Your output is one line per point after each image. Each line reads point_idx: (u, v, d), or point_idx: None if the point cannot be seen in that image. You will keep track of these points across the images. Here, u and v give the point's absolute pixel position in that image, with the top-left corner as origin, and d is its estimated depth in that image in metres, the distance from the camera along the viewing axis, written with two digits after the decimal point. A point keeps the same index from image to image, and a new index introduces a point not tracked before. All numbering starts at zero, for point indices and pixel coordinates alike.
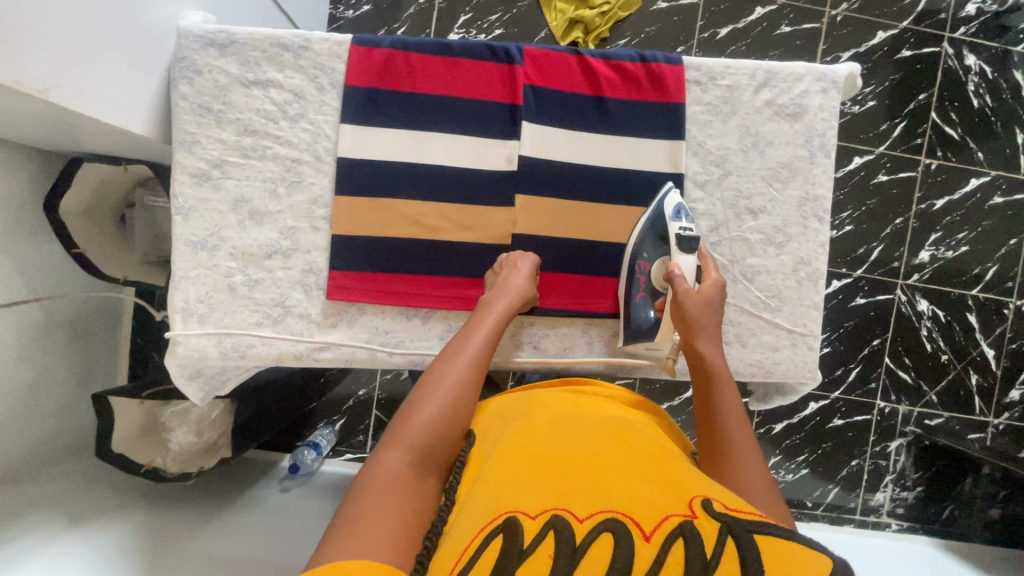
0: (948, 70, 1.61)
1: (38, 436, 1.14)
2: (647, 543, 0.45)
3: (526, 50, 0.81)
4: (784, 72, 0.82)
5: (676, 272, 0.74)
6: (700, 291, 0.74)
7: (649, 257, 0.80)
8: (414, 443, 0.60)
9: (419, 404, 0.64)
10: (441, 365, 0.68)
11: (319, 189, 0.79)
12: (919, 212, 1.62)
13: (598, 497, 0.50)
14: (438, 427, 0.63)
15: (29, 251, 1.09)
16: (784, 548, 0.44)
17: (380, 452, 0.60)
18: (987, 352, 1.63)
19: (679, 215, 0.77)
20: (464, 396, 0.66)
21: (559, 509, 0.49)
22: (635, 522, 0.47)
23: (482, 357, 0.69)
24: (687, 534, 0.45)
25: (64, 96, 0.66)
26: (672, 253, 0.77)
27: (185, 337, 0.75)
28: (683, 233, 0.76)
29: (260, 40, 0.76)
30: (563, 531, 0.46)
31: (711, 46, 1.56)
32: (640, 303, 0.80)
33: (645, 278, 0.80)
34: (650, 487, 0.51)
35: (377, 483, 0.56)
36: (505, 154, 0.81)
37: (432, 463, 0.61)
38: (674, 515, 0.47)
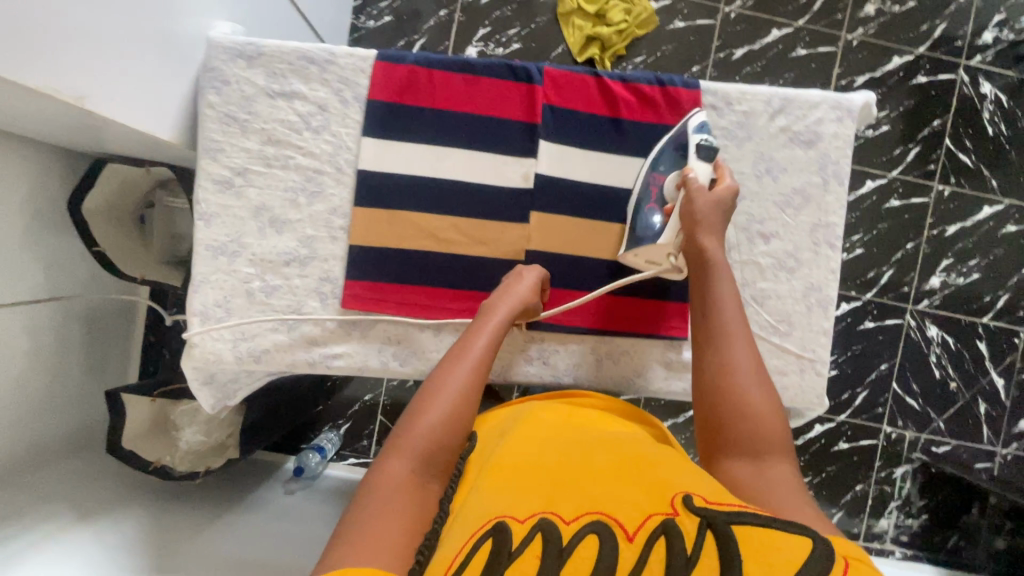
0: (964, 98, 1.61)
1: (49, 430, 1.16)
2: (629, 545, 0.48)
3: (546, 71, 0.83)
4: (800, 100, 0.83)
5: (692, 173, 0.73)
6: (713, 193, 0.73)
7: (666, 168, 0.80)
8: (416, 451, 0.61)
9: (421, 412, 0.64)
10: (444, 369, 0.68)
11: (338, 200, 0.80)
12: (931, 237, 1.62)
13: (583, 501, 0.54)
14: (441, 434, 0.63)
15: (52, 249, 1.11)
16: (763, 537, 0.46)
17: (382, 459, 0.60)
18: (996, 381, 1.62)
19: (701, 126, 0.77)
20: (466, 402, 0.66)
21: (547, 514, 0.52)
22: (618, 526, 0.50)
23: (485, 360, 0.70)
24: (668, 531, 0.48)
25: (98, 104, 0.68)
26: (690, 161, 0.76)
27: (202, 340, 0.77)
28: (703, 142, 0.76)
29: (287, 53, 0.78)
30: (550, 533, 0.49)
31: (726, 67, 1.58)
32: (647, 213, 0.80)
33: (659, 185, 0.80)
34: (634, 491, 0.54)
35: (378, 492, 0.57)
36: (522, 172, 0.82)
37: (435, 471, 0.62)
38: (655, 515, 0.51)
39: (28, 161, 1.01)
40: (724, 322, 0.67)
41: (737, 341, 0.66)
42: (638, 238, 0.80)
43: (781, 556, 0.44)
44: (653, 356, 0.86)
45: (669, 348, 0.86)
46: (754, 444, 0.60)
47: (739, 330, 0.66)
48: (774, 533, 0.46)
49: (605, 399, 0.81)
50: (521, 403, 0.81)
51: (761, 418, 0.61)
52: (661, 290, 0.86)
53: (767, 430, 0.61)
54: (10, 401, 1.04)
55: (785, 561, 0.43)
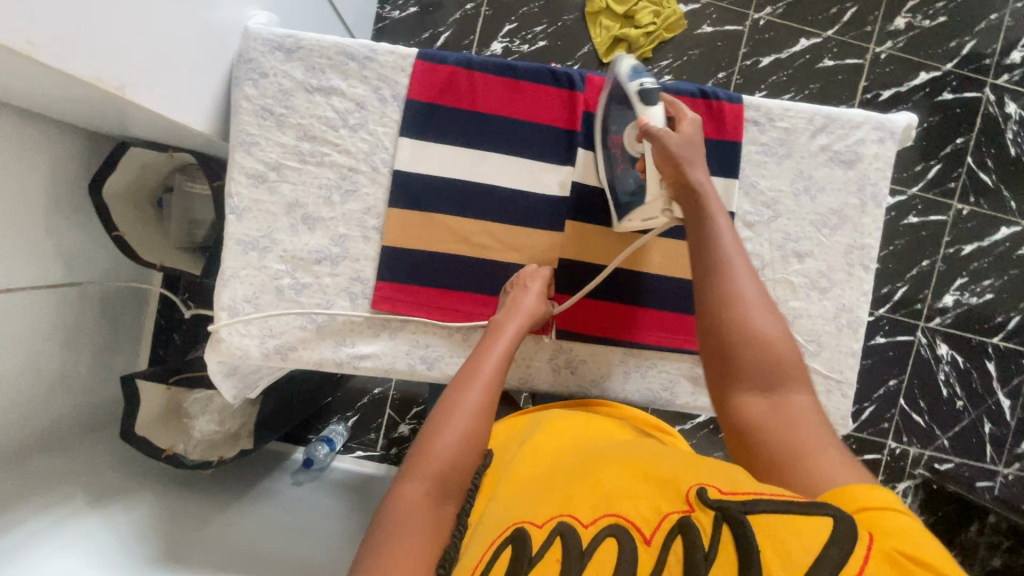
0: (988, 117, 1.60)
1: (61, 412, 1.16)
2: (648, 547, 0.47)
3: (587, 78, 0.82)
4: (842, 119, 0.82)
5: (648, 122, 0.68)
6: (680, 133, 0.69)
7: (620, 128, 0.75)
8: (432, 472, 0.59)
9: (436, 431, 0.62)
10: (457, 388, 0.65)
11: (372, 199, 0.79)
12: (946, 256, 1.61)
13: (600, 501, 0.53)
14: (457, 454, 0.61)
15: (70, 231, 1.10)
16: (783, 525, 0.43)
17: (398, 484, 0.58)
18: (1002, 402, 1.63)
19: (635, 71, 0.71)
20: (482, 418, 0.64)
21: (564, 517, 0.52)
22: (635, 527, 0.49)
23: (497, 374, 0.67)
24: (686, 531, 0.46)
25: (137, 94, 0.67)
26: (639, 110, 0.70)
27: (229, 335, 0.76)
28: (643, 87, 0.69)
29: (327, 48, 0.77)
30: (570, 538, 0.49)
31: (752, 74, 1.56)
32: (623, 173, 0.76)
33: (620, 147, 0.76)
34: (648, 489, 0.53)
35: (396, 519, 0.55)
36: (559, 179, 0.81)
37: (451, 491, 0.60)
38: (673, 514, 0.49)
39: (50, 142, 1.00)
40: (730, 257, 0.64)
41: (745, 275, 0.63)
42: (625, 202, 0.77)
43: (801, 546, 0.42)
44: (679, 371, 0.86)
45: (696, 363, 0.86)
46: (765, 377, 0.59)
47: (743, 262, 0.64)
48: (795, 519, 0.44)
49: (631, 411, 0.80)
50: (542, 411, 0.80)
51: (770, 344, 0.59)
52: (691, 304, 0.85)
53: (779, 361, 0.59)
54: (23, 383, 1.04)
55: (803, 549, 0.42)
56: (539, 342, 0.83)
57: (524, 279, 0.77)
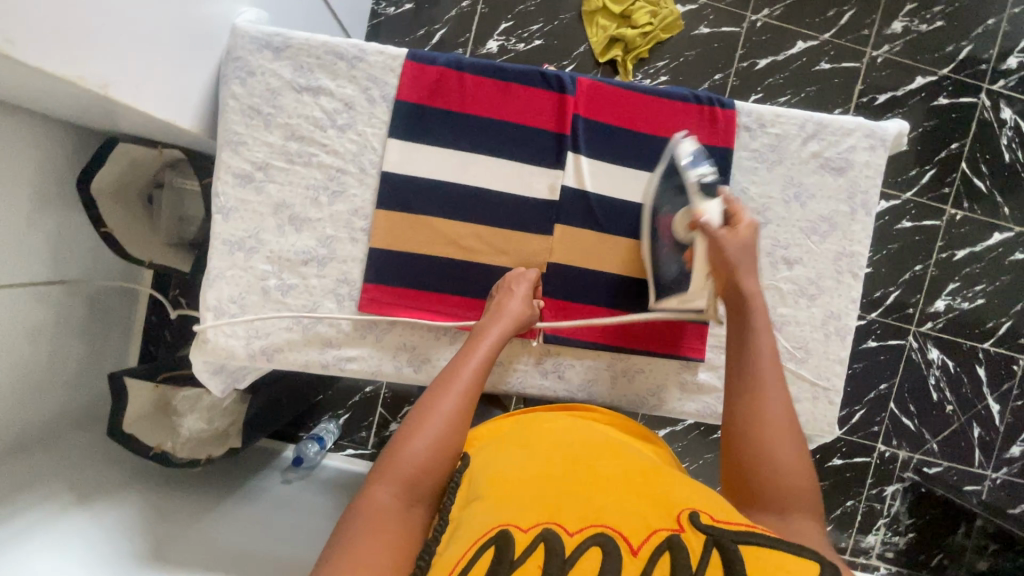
0: (983, 122, 1.60)
1: (48, 409, 1.15)
2: (634, 557, 0.48)
3: (579, 80, 0.81)
4: (834, 126, 0.82)
5: (704, 219, 0.70)
6: (734, 234, 0.71)
7: (671, 209, 0.77)
8: (401, 476, 0.60)
9: (410, 435, 0.63)
10: (432, 394, 0.66)
11: (361, 201, 0.79)
12: (939, 261, 1.62)
13: (586, 512, 0.53)
14: (428, 460, 0.61)
15: (58, 226, 1.09)
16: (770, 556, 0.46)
17: (368, 483, 0.60)
18: (992, 407, 1.63)
19: (693, 163, 0.74)
20: (457, 425, 0.64)
21: (550, 524, 0.52)
22: (622, 538, 0.50)
23: (476, 382, 0.68)
24: (674, 547, 0.48)
25: (121, 92, 0.66)
26: (695, 203, 0.73)
27: (215, 335, 0.76)
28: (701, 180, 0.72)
29: (316, 47, 0.76)
30: (553, 544, 0.49)
31: (748, 76, 1.56)
32: (667, 257, 0.79)
33: (669, 229, 0.77)
34: (638, 504, 0.54)
35: (362, 517, 0.57)
36: (548, 183, 0.81)
37: (420, 495, 0.61)
38: (661, 531, 0.51)
39: (38, 136, 0.99)
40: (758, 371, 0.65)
41: (772, 392, 0.64)
42: (668, 285, 0.80)
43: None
44: (667, 377, 0.85)
45: (684, 369, 0.86)
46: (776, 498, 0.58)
47: (771, 376, 0.65)
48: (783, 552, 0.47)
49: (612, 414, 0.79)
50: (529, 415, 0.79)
51: (788, 468, 0.59)
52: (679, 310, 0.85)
53: (796, 485, 0.59)
54: (10, 379, 1.03)
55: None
56: (525, 346, 0.83)
57: (509, 283, 0.77)
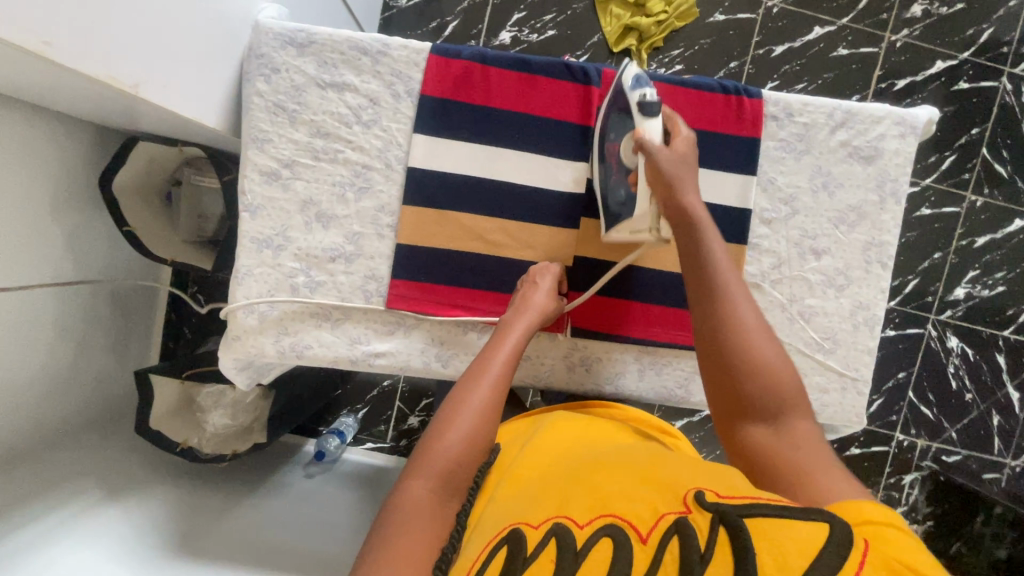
0: (1004, 107, 1.57)
1: (76, 406, 1.17)
2: (644, 546, 0.46)
3: (604, 72, 0.80)
4: (863, 114, 0.81)
5: (645, 136, 0.66)
6: (672, 149, 0.68)
7: (618, 135, 0.73)
8: (438, 469, 0.59)
9: (444, 427, 0.62)
10: (464, 387, 0.65)
11: (387, 197, 0.78)
12: (959, 248, 1.60)
13: (594, 503, 0.53)
14: (463, 454, 0.61)
15: (81, 226, 1.10)
16: (776, 529, 0.44)
17: (403, 479, 0.59)
18: (1012, 394, 1.62)
19: (638, 82, 0.69)
20: (489, 416, 0.64)
21: (560, 518, 0.52)
22: (632, 527, 0.48)
23: (506, 372, 0.67)
24: (682, 532, 0.46)
25: (151, 92, 0.67)
26: (636, 122, 0.69)
27: (245, 334, 0.76)
28: (645, 98, 0.68)
29: (340, 43, 0.76)
30: (564, 539, 0.48)
31: (764, 64, 1.54)
32: (616, 184, 0.75)
33: (616, 155, 0.74)
34: (649, 491, 0.53)
35: (401, 514, 0.56)
36: (574, 176, 0.80)
37: (456, 488, 0.60)
38: (669, 515, 0.49)
39: (59, 136, 0.99)
40: (725, 281, 0.64)
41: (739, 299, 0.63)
42: (617, 211, 0.75)
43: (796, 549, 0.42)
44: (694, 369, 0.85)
45: None
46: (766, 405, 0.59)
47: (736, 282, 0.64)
48: (790, 522, 0.44)
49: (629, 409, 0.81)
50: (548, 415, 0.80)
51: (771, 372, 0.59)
52: None
53: (781, 387, 0.60)
54: (38, 378, 1.04)
55: (800, 555, 0.41)
56: (553, 340, 0.83)
57: (534, 276, 0.77)
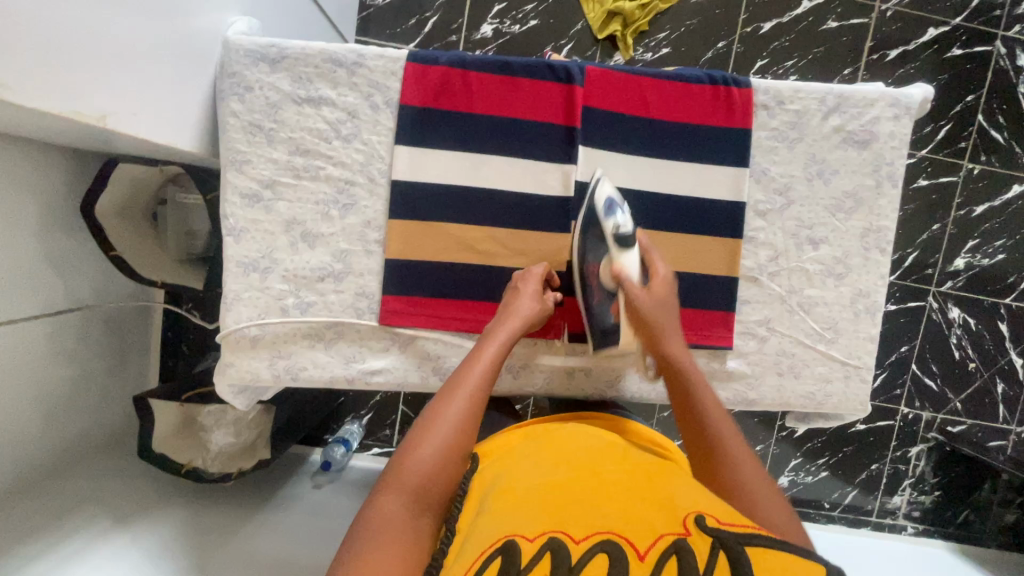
0: (998, 71, 1.54)
1: (79, 434, 1.16)
2: (641, 563, 0.46)
3: (586, 70, 0.78)
4: (856, 97, 0.78)
5: (623, 273, 0.70)
6: (650, 288, 0.72)
7: (595, 258, 0.75)
8: (409, 484, 0.59)
9: (416, 443, 0.63)
10: (439, 401, 0.66)
11: (372, 212, 0.77)
12: (958, 218, 1.58)
13: (591, 519, 0.52)
14: (435, 467, 0.62)
15: (68, 255, 1.08)
16: (776, 561, 0.45)
17: (376, 494, 0.59)
18: (1015, 362, 1.62)
19: (611, 210, 0.71)
20: (463, 432, 0.65)
21: (555, 532, 0.50)
22: (629, 543, 0.48)
23: (481, 388, 0.68)
24: (681, 553, 0.46)
25: (121, 122, 0.65)
26: (613, 253, 0.72)
27: (239, 360, 0.76)
28: (618, 231, 0.71)
29: (313, 56, 0.73)
30: (560, 551, 0.47)
31: (752, 42, 1.50)
32: (599, 306, 0.77)
33: (596, 280, 0.76)
34: (647, 510, 0.53)
35: (371, 529, 0.56)
36: (562, 178, 0.78)
37: (429, 503, 0.60)
38: (668, 536, 0.49)
39: (38, 165, 0.97)
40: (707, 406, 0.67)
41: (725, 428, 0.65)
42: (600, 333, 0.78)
43: None
44: None
45: (713, 358, 0.80)
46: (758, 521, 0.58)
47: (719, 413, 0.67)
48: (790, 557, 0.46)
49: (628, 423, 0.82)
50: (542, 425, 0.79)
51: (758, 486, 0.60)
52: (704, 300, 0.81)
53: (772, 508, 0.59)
54: (37, 410, 1.04)
55: None
56: (550, 346, 0.82)
57: (517, 280, 0.76)
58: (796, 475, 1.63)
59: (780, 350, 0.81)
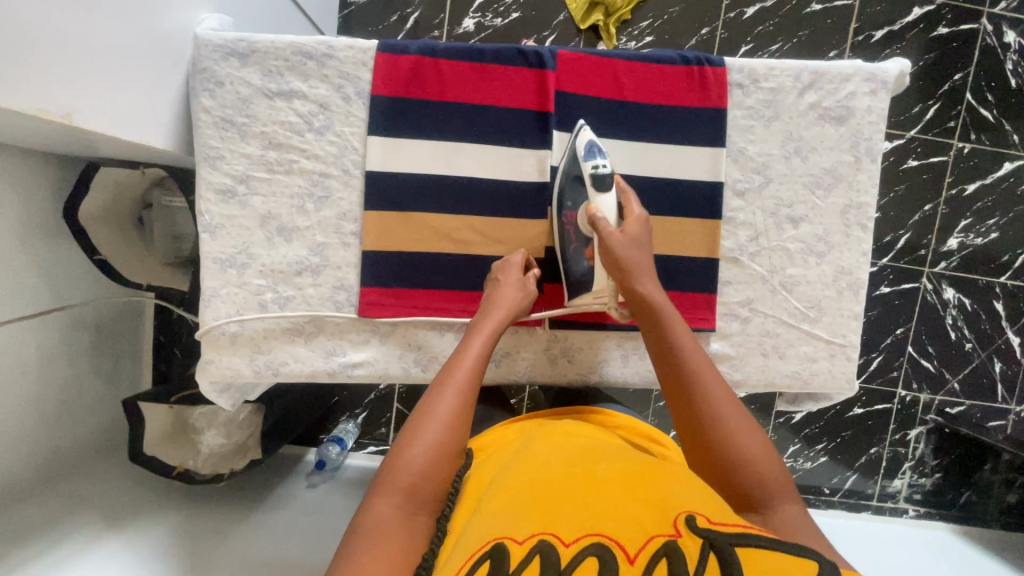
0: (986, 48, 1.53)
1: (72, 440, 1.16)
2: (631, 568, 0.45)
3: (558, 54, 0.77)
4: (831, 73, 0.78)
5: (597, 216, 0.69)
6: (625, 231, 0.71)
7: (573, 204, 0.75)
8: (403, 484, 0.59)
9: (408, 442, 0.61)
10: (431, 396, 0.65)
11: (348, 204, 0.76)
12: (949, 198, 1.57)
13: (583, 519, 0.51)
14: (428, 466, 0.60)
15: (54, 261, 1.08)
16: (770, 566, 0.44)
17: (370, 496, 0.59)
18: (1012, 340, 1.61)
19: (589, 152, 0.71)
20: (456, 426, 0.64)
21: (546, 535, 0.49)
22: (620, 547, 0.47)
23: (473, 380, 0.67)
24: (671, 558, 0.45)
25: (86, 120, 0.64)
26: (590, 197, 0.72)
27: (220, 357, 0.75)
28: (596, 173, 0.70)
29: (283, 49, 0.73)
30: (549, 557, 0.46)
31: (736, 28, 1.49)
32: (575, 253, 0.77)
33: (574, 227, 0.76)
34: (641, 508, 0.52)
35: (366, 532, 0.55)
36: (537, 163, 0.78)
37: (425, 501, 0.59)
38: (658, 539, 0.48)
39: (21, 172, 0.97)
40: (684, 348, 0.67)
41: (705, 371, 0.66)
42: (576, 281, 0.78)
43: None
44: None
45: (695, 340, 0.80)
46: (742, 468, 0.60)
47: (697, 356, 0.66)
48: (783, 561, 0.44)
49: (617, 417, 0.81)
50: (539, 421, 0.78)
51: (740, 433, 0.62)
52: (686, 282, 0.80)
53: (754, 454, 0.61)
54: (27, 417, 1.04)
55: None
56: (532, 334, 0.82)
57: (498, 271, 0.75)
58: (795, 461, 1.62)
59: (763, 330, 0.80)
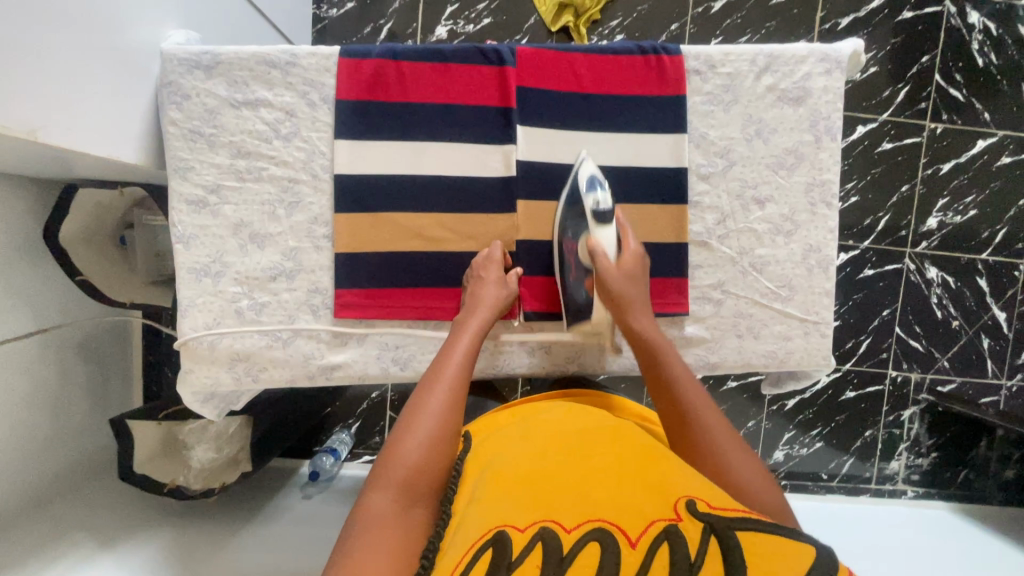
0: (951, 30, 1.56)
1: (64, 462, 1.16)
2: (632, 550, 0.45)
3: (517, 50, 0.79)
4: (786, 55, 0.79)
5: (596, 249, 0.72)
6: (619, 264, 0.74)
7: (574, 234, 0.77)
8: (397, 479, 0.59)
9: (401, 438, 0.62)
10: (422, 393, 0.66)
11: (319, 208, 0.78)
12: (925, 178, 1.59)
13: (584, 507, 0.51)
14: (421, 460, 0.61)
15: (36, 284, 1.09)
16: (770, 545, 0.44)
17: (365, 493, 0.58)
18: (998, 316, 1.62)
19: (592, 186, 0.73)
20: (447, 421, 0.64)
21: (546, 522, 0.49)
22: (620, 531, 0.47)
23: (462, 375, 0.68)
24: (671, 539, 0.45)
25: (53, 135, 0.64)
26: (591, 229, 0.74)
27: (199, 366, 0.76)
28: (598, 209, 0.72)
29: (247, 59, 0.75)
30: (550, 543, 0.46)
31: (705, 22, 1.52)
32: (574, 283, 0.79)
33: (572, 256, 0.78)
34: (639, 493, 0.52)
35: (363, 528, 0.55)
36: (503, 159, 0.79)
37: (420, 494, 0.59)
38: (658, 521, 0.48)
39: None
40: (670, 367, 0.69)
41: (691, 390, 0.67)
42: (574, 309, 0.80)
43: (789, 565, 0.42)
44: None
45: (670, 324, 0.81)
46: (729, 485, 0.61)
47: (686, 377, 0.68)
48: (780, 540, 0.45)
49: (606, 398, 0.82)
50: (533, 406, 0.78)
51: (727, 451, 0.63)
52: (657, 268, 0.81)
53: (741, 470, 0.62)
54: (16, 439, 1.04)
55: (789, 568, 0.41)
56: (509, 327, 0.83)
57: (479, 269, 0.76)
58: (791, 449, 1.62)
59: (736, 311, 0.81)
